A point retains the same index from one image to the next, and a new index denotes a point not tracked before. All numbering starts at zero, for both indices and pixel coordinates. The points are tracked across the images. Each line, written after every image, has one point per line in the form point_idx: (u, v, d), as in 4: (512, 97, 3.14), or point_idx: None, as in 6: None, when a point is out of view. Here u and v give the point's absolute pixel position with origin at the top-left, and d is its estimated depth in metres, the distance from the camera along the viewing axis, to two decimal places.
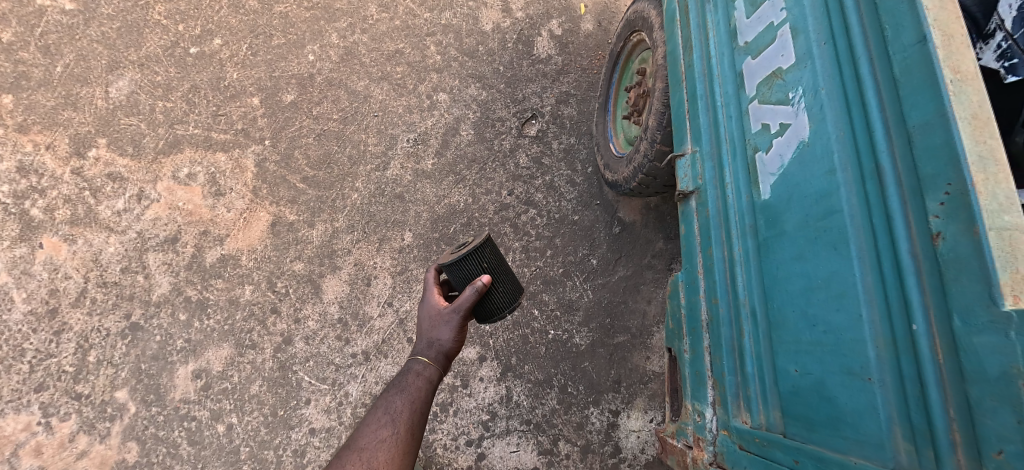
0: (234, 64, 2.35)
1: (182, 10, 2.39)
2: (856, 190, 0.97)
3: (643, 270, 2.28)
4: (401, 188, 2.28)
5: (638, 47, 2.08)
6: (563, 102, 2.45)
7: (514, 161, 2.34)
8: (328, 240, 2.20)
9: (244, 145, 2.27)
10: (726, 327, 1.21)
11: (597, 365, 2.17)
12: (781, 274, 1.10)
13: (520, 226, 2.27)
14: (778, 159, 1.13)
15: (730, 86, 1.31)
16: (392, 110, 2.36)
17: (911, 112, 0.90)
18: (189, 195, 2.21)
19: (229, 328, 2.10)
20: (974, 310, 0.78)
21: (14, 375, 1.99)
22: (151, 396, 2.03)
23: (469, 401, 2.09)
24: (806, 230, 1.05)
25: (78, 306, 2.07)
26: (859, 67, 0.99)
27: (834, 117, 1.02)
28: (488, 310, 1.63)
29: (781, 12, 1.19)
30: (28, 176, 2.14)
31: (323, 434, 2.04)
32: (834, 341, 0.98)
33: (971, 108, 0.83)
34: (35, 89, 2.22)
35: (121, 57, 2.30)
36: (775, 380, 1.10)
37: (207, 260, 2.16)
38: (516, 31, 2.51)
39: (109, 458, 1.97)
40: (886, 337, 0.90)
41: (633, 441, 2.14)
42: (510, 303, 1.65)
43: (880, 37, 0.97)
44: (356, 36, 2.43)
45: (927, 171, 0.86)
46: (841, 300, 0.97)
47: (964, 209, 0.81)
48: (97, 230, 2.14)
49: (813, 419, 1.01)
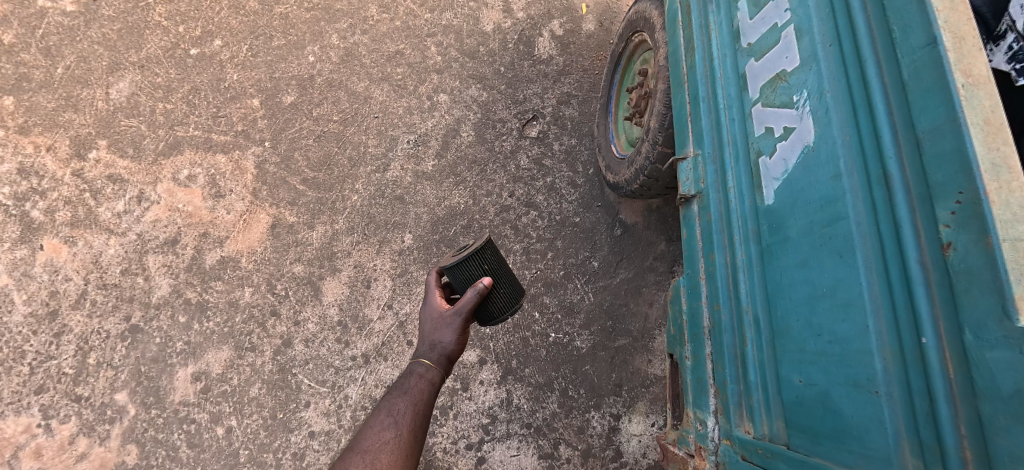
0: (234, 65, 2.34)
1: (182, 11, 2.38)
2: (863, 197, 0.94)
3: (645, 272, 2.26)
4: (401, 190, 2.26)
5: (639, 48, 2.06)
6: (564, 103, 2.43)
7: (515, 162, 2.32)
8: (328, 242, 2.19)
9: (244, 146, 2.26)
10: (728, 334, 1.19)
11: (598, 369, 2.15)
12: (785, 282, 1.08)
13: (521, 228, 2.25)
14: (782, 163, 1.11)
15: (733, 88, 1.29)
16: (393, 112, 2.34)
17: (920, 117, 0.87)
18: (189, 197, 2.20)
19: (229, 330, 2.09)
20: (987, 324, 0.76)
21: (14, 377, 1.98)
22: (151, 398, 2.02)
23: (469, 405, 2.07)
24: (810, 236, 1.03)
25: (78, 309, 2.06)
26: (866, 70, 0.97)
27: (840, 120, 1.00)
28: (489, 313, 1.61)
29: (785, 13, 1.16)
30: (28, 178, 2.13)
31: (322, 437, 2.02)
32: (839, 352, 0.96)
33: (983, 113, 0.80)
34: (36, 91, 2.21)
35: (121, 58, 2.29)
36: (778, 390, 1.08)
37: (206, 262, 2.15)
38: (517, 31, 2.50)
39: (109, 461, 1.96)
40: (894, 348, 0.88)
41: (634, 445, 2.12)
42: (512, 305, 1.63)
43: (888, 39, 0.94)
44: (356, 37, 2.41)
45: (937, 179, 0.84)
46: (847, 310, 0.95)
47: (976, 218, 0.78)
48: (97, 232, 2.13)
49: (818, 431, 0.99)
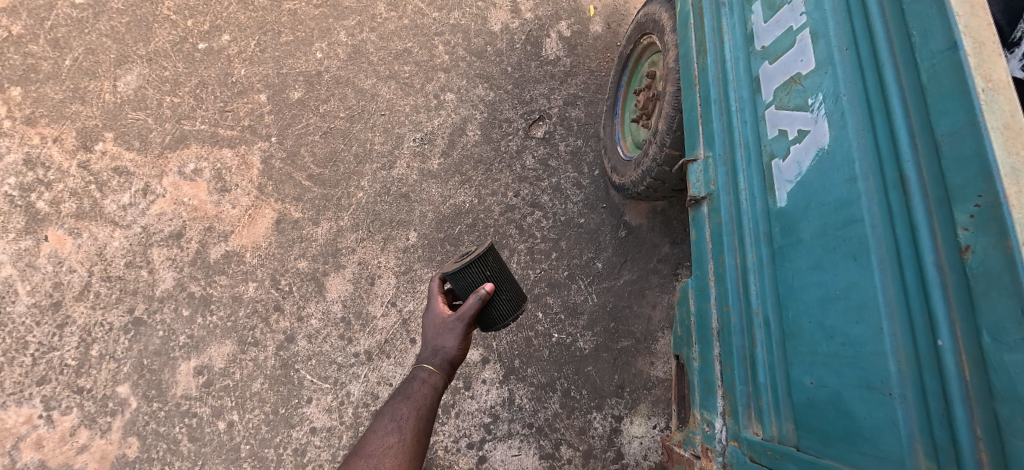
0: (242, 60, 2.34)
1: (191, 5, 2.38)
2: (879, 200, 0.95)
3: (648, 274, 2.26)
4: (406, 188, 2.26)
5: (648, 50, 2.07)
6: (571, 104, 2.43)
7: (520, 163, 2.32)
8: (332, 239, 2.19)
9: (250, 141, 2.26)
10: (738, 335, 1.19)
11: (600, 370, 2.15)
12: (797, 284, 1.08)
13: (525, 228, 2.25)
14: (796, 166, 1.11)
15: (745, 91, 1.29)
16: (399, 109, 2.35)
17: (939, 121, 0.88)
18: (194, 191, 2.20)
19: (232, 325, 2.09)
20: (1006, 327, 0.77)
21: (16, 368, 1.98)
22: (153, 391, 2.02)
23: (471, 404, 2.08)
24: (824, 238, 1.03)
25: (82, 300, 2.06)
26: (884, 73, 0.97)
27: (856, 124, 1.00)
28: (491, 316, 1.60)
29: (801, 16, 1.16)
30: (35, 168, 2.14)
31: (324, 433, 2.02)
32: (852, 354, 0.96)
33: (1003, 118, 0.80)
34: (44, 82, 2.22)
35: (130, 51, 2.30)
36: (789, 391, 1.09)
37: (211, 256, 2.15)
38: (525, 32, 2.50)
39: (109, 453, 1.96)
40: (908, 351, 0.89)
41: (635, 447, 2.11)
42: (513, 310, 1.64)
43: (907, 44, 0.94)
44: (364, 35, 2.42)
45: (955, 182, 0.84)
46: (861, 312, 0.95)
47: (995, 222, 0.78)
48: (102, 224, 2.13)
49: (829, 432, 1.00)
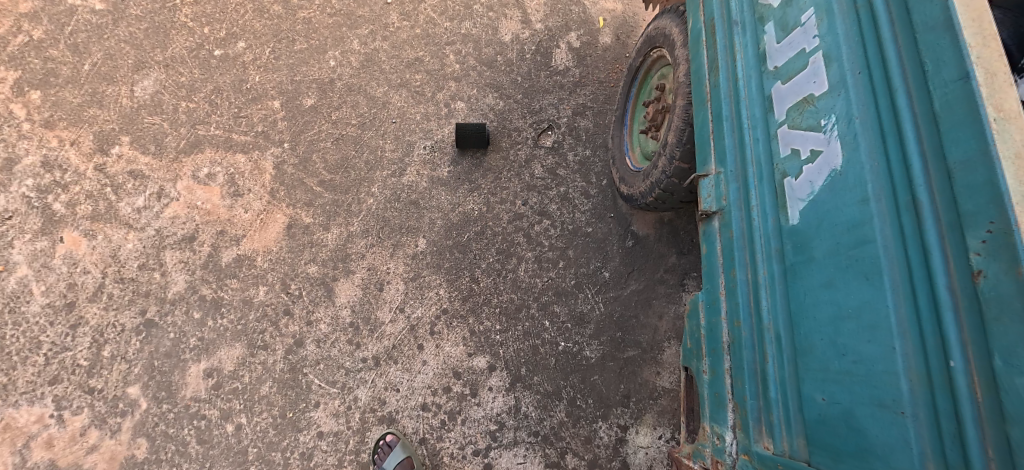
0: (256, 67, 2.38)
1: (207, 13, 2.42)
2: (892, 222, 0.98)
3: (655, 284, 2.27)
4: (415, 195, 2.29)
5: (657, 63, 2.09)
6: (579, 114, 2.45)
7: (529, 172, 2.35)
8: (342, 244, 2.22)
9: (263, 147, 2.30)
10: (748, 350, 1.20)
11: (606, 379, 2.17)
12: (809, 301, 1.10)
13: (533, 237, 2.27)
14: (808, 185, 1.13)
15: (757, 109, 1.30)
16: (410, 117, 2.38)
17: (951, 148, 0.92)
18: (207, 195, 2.24)
19: (242, 328, 2.12)
20: (1018, 351, 0.82)
21: (29, 367, 2.02)
22: (162, 393, 2.05)
23: (478, 411, 2.10)
24: (837, 258, 1.06)
25: (94, 301, 2.09)
26: (897, 99, 1.01)
27: (869, 145, 1.03)
28: (477, 138, 2.29)
29: (814, 39, 1.18)
30: (52, 171, 2.18)
31: (331, 438, 2.04)
32: (864, 372, 0.99)
33: (1015, 148, 0.85)
34: (63, 86, 2.26)
35: (147, 57, 2.34)
36: (800, 408, 1.11)
37: (223, 259, 2.18)
38: (535, 42, 2.53)
39: (118, 454, 1.99)
40: (920, 371, 0.93)
41: (641, 457, 2.12)
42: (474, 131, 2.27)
43: (919, 71, 0.99)
44: (377, 43, 2.46)
45: (968, 209, 0.89)
46: (874, 332, 0.98)
47: (1007, 249, 0.83)
48: (117, 227, 2.17)
49: (840, 449, 1.02)
